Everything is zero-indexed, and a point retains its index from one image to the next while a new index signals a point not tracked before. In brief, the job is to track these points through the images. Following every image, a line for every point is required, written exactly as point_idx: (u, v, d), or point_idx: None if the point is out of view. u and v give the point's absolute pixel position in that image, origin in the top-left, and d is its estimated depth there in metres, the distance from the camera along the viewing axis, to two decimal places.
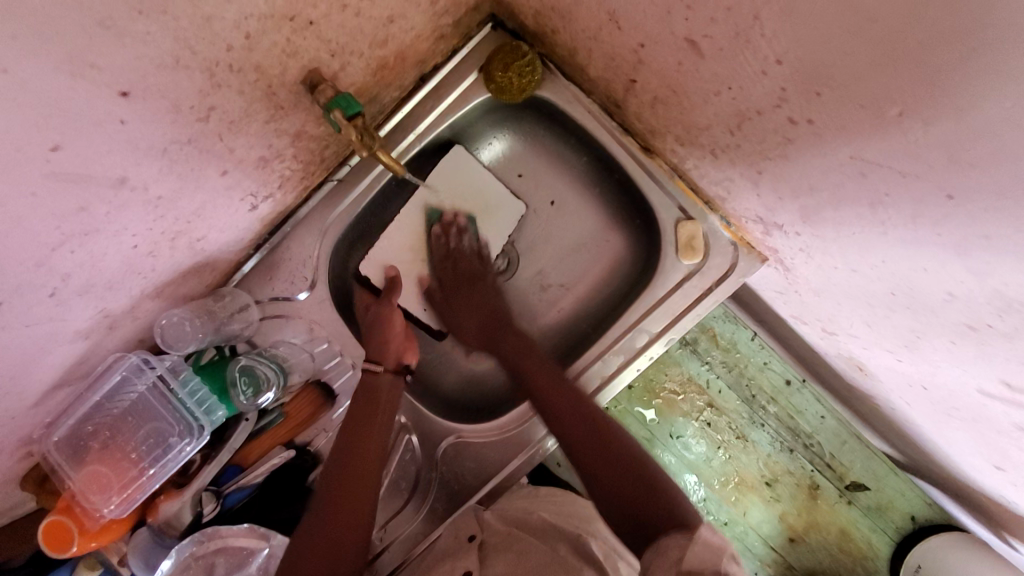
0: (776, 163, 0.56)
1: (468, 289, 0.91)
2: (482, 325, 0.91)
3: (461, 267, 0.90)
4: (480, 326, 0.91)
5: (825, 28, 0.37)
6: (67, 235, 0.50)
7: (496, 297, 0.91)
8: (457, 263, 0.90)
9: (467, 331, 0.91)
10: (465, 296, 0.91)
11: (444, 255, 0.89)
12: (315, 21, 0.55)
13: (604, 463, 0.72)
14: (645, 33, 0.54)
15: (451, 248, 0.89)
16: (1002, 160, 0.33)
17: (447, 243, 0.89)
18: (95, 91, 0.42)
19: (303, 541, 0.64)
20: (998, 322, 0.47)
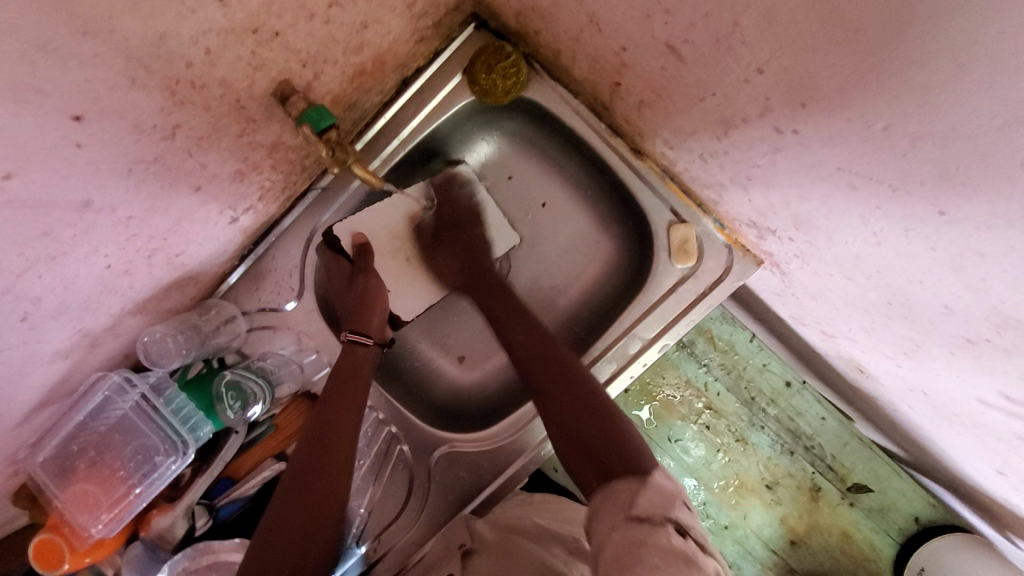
0: (765, 171, 0.53)
1: (456, 234, 0.85)
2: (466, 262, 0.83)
3: (457, 212, 0.85)
4: (463, 267, 0.84)
5: (808, 36, 0.35)
6: (33, 261, 0.48)
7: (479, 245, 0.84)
8: (454, 211, 0.85)
9: (447, 269, 0.85)
10: (452, 236, 0.85)
11: (441, 182, 0.85)
12: (281, 32, 0.53)
13: (561, 393, 0.63)
14: (625, 35, 0.52)
15: (449, 192, 0.85)
16: (998, 177, 0.31)
17: (445, 188, 0.85)
18: (45, 117, 0.40)
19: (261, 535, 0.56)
20: (996, 337, 0.44)
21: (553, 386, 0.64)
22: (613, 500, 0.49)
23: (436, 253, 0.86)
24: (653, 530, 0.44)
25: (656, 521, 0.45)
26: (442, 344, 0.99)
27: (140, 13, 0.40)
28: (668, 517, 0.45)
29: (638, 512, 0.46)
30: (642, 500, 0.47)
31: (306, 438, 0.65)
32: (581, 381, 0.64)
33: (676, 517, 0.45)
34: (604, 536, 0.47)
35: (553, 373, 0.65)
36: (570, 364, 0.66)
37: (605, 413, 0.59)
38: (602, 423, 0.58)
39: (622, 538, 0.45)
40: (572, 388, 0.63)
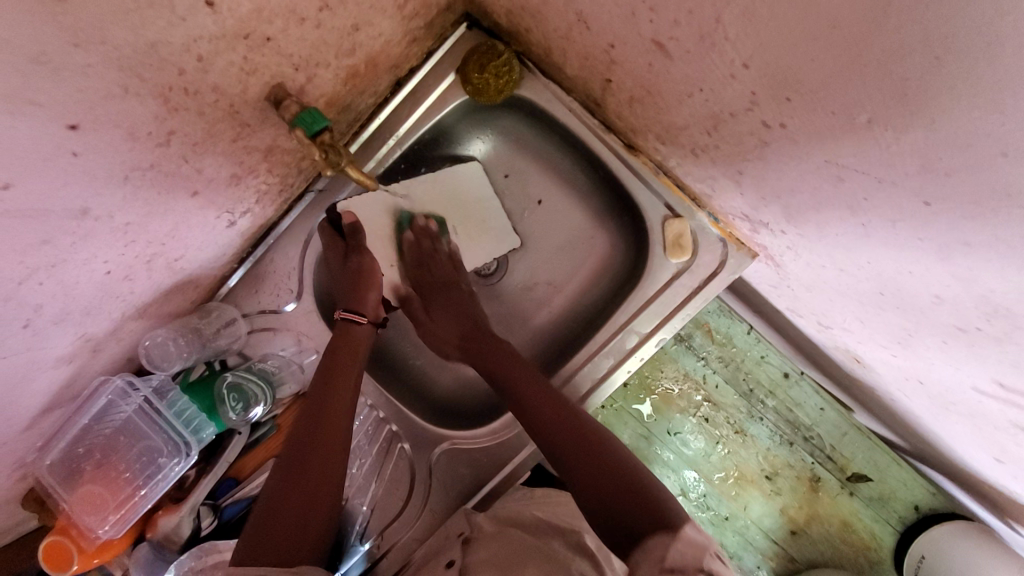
0: (755, 164, 0.54)
1: (442, 293, 0.87)
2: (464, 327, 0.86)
3: (438, 269, 0.87)
4: (463, 336, 0.85)
5: (788, 32, 0.35)
6: (33, 268, 0.49)
7: (481, 313, 0.87)
8: (433, 271, 0.87)
9: (449, 336, 0.86)
10: (445, 297, 0.87)
11: (416, 261, 0.86)
12: (272, 36, 0.54)
13: (580, 450, 0.66)
14: (614, 33, 0.52)
15: (422, 249, 0.86)
16: (976, 168, 0.31)
17: (420, 248, 0.86)
18: (40, 127, 0.40)
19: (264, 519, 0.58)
20: (986, 325, 0.45)
21: (571, 448, 0.66)
22: (645, 556, 0.53)
23: (428, 320, 0.88)
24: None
25: (691, 572, 0.50)
26: None
27: (131, 22, 0.41)
28: (702, 568, 0.50)
29: (670, 564, 0.51)
30: (674, 553, 0.52)
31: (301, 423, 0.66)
32: (598, 441, 0.67)
33: (709, 566, 0.50)
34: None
35: (566, 433, 0.68)
36: (583, 422, 0.69)
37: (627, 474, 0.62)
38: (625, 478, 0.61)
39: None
40: (586, 446, 0.66)
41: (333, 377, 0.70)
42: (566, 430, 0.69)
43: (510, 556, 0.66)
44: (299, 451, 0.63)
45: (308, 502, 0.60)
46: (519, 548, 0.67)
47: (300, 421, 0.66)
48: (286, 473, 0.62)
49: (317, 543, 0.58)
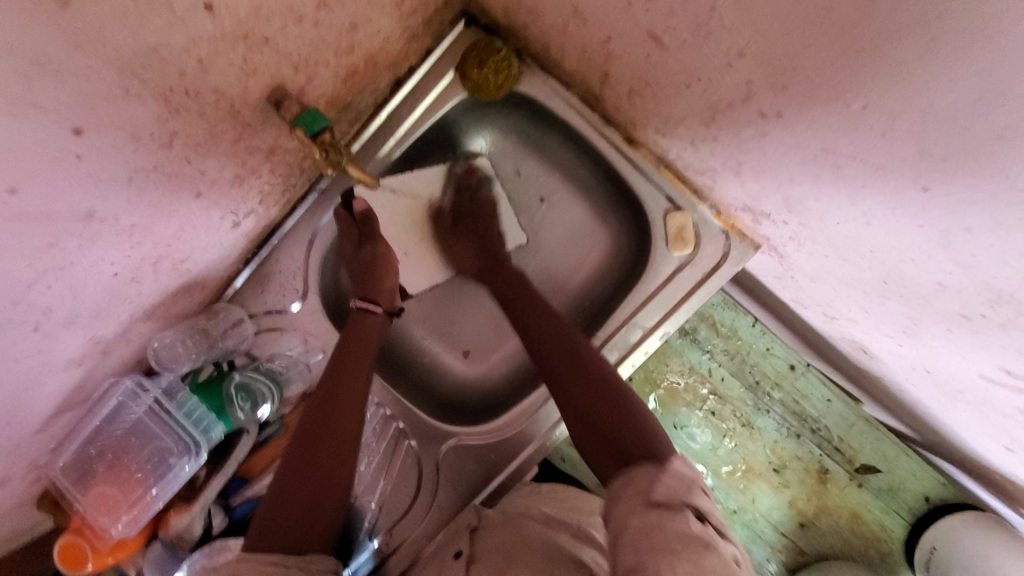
0: (754, 154, 0.54)
1: (472, 223, 0.89)
2: (483, 251, 0.87)
3: (479, 208, 0.89)
4: (479, 267, 0.87)
5: (782, 19, 0.35)
6: (41, 271, 0.50)
7: (495, 238, 0.88)
8: (477, 208, 0.90)
9: (465, 259, 0.88)
10: (470, 224, 0.89)
11: (455, 185, 0.90)
12: (271, 37, 0.54)
13: (579, 378, 0.64)
14: (610, 26, 0.52)
15: (470, 187, 0.89)
16: (973, 149, 0.31)
17: (468, 183, 0.89)
18: (44, 131, 0.41)
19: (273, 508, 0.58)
20: (990, 311, 0.45)
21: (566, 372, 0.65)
22: (630, 484, 0.49)
23: (452, 238, 0.89)
24: (672, 514, 0.44)
25: (675, 505, 0.45)
26: (446, 337, 1.00)
27: (131, 25, 0.41)
28: (687, 502, 0.45)
29: (658, 497, 0.46)
30: (661, 486, 0.47)
31: (311, 415, 0.66)
32: (596, 371, 0.64)
33: (697, 503, 0.45)
34: (622, 521, 0.46)
35: (569, 359, 0.66)
36: (596, 359, 0.66)
37: (626, 404, 0.59)
38: (617, 403, 0.59)
39: (638, 521, 0.44)
40: (583, 373, 0.64)
41: (344, 366, 0.71)
42: (571, 362, 0.66)
43: (518, 543, 0.66)
44: (309, 445, 0.63)
45: (320, 494, 0.60)
46: (527, 537, 0.66)
47: (310, 415, 0.66)
48: (297, 467, 0.61)
49: (324, 536, 0.58)
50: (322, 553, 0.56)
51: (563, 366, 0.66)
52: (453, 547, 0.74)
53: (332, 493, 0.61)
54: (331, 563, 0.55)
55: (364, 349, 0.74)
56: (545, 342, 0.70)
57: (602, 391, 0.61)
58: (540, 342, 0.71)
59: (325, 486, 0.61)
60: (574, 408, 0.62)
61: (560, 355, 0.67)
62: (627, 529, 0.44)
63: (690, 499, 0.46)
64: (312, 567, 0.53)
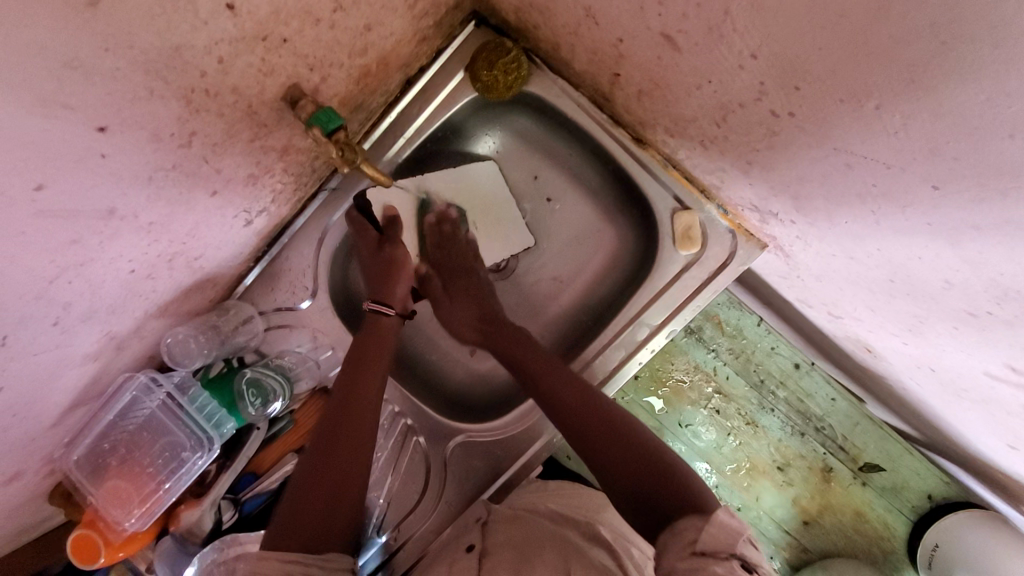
0: (764, 155, 0.54)
1: (464, 280, 0.88)
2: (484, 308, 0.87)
3: (455, 254, 0.88)
4: (481, 319, 0.87)
5: (796, 22, 0.36)
6: (63, 267, 0.51)
7: (492, 292, 0.88)
8: (450, 255, 0.88)
9: (466, 323, 0.87)
10: (463, 282, 0.88)
11: (438, 240, 0.88)
12: (289, 38, 0.55)
13: (614, 448, 0.64)
14: (623, 28, 0.53)
15: (445, 236, 0.87)
16: (982, 151, 0.32)
17: (441, 231, 0.87)
18: (71, 130, 0.42)
19: (291, 506, 0.61)
20: (996, 309, 0.45)
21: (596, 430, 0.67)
22: (676, 538, 0.51)
23: (448, 302, 0.88)
24: (718, 563, 0.46)
25: (721, 555, 0.47)
26: (452, 334, 1.01)
27: (156, 26, 0.42)
28: (733, 553, 0.47)
29: (703, 547, 0.48)
30: (707, 535, 0.49)
31: (326, 420, 0.68)
32: (623, 428, 0.66)
33: (743, 553, 0.47)
34: (672, 566, 0.49)
35: (592, 417, 0.68)
36: (616, 415, 0.68)
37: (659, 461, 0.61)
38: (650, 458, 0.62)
39: (685, 568, 0.47)
40: (612, 429, 0.66)
41: (360, 363, 0.73)
42: (598, 420, 0.68)
43: (530, 540, 0.67)
44: (326, 449, 0.65)
45: (335, 497, 0.62)
46: (536, 535, 0.68)
47: (325, 420, 0.68)
48: (313, 472, 0.63)
49: (341, 534, 0.60)
50: (340, 551, 0.59)
51: (591, 423, 0.68)
52: (463, 542, 0.75)
53: (348, 496, 0.63)
54: (347, 561, 0.59)
55: (379, 352, 0.76)
56: (565, 408, 0.71)
57: (633, 449, 0.63)
58: (559, 401, 0.72)
59: (341, 489, 0.63)
60: (609, 459, 0.64)
61: (586, 415, 0.69)
62: (676, 575, 0.47)
63: (738, 548, 0.48)
64: (330, 565, 0.56)
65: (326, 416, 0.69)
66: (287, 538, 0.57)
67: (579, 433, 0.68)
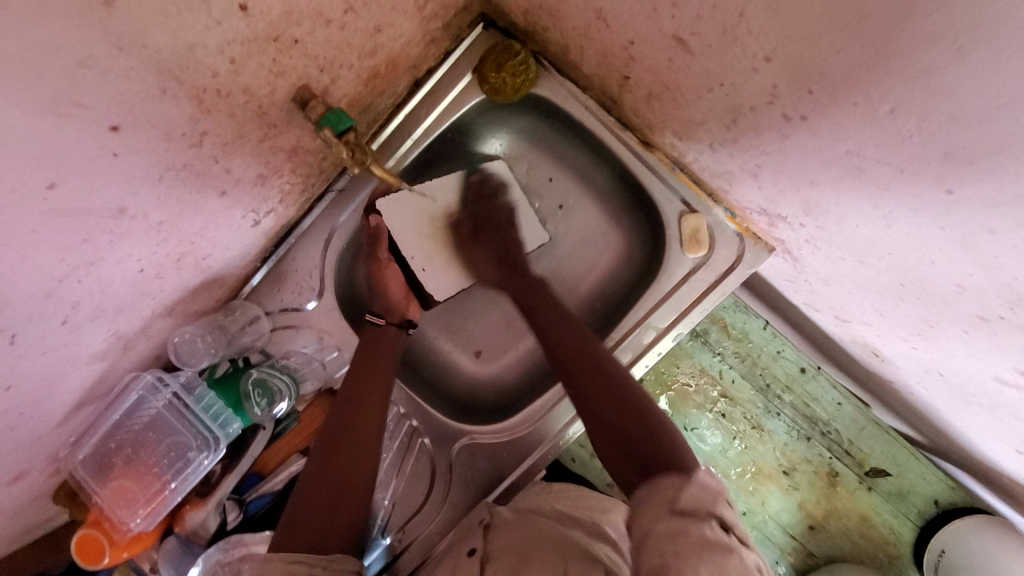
0: (774, 157, 0.54)
1: (492, 233, 0.86)
2: (501, 258, 0.85)
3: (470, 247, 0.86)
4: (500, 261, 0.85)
5: (811, 25, 0.36)
6: (73, 266, 0.51)
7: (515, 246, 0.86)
8: (493, 214, 0.86)
9: (484, 267, 0.86)
10: (489, 234, 0.86)
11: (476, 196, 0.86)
12: (300, 39, 0.55)
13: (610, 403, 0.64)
14: (633, 30, 0.53)
15: (484, 195, 0.86)
16: (1000, 155, 0.32)
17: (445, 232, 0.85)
18: (84, 129, 0.42)
19: (295, 511, 0.60)
20: (1009, 313, 0.45)
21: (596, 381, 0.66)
22: (656, 494, 0.50)
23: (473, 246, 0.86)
24: (696, 521, 0.45)
25: (700, 513, 0.46)
26: (457, 336, 1.01)
27: (169, 25, 0.42)
28: (713, 512, 0.46)
29: (681, 506, 0.47)
30: (687, 493, 0.48)
31: (328, 429, 0.69)
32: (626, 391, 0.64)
33: (721, 513, 0.46)
34: (648, 527, 0.47)
35: (590, 371, 0.68)
36: (613, 364, 0.68)
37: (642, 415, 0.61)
38: (636, 413, 0.61)
39: (665, 528, 0.45)
40: (605, 388, 0.65)
41: (362, 376, 0.75)
42: (593, 373, 0.68)
43: (532, 543, 0.67)
44: (324, 457, 0.65)
45: (337, 495, 0.62)
46: (545, 537, 0.67)
47: (328, 429, 0.69)
48: (315, 475, 0.64)
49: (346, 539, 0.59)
50: (344, 553, 0.57)
51: (588, 381, 0.67)
52: (466, 545, 0.74)
53: (351, 497, 0.62)
54: (353, 564, 0.56)
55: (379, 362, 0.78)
56: (564, 351, 0.72)
57: (624, 402, 0.63)
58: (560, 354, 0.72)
59: (342, 488, 0.63)
60: (595, 416, 0.64)
61: (584, 360, 0.69)
62: (653, 534, 0.46)
63: (716, 509, 0.47)
64: (334, 567, 0.54)
65: (330, 426, 0.69)
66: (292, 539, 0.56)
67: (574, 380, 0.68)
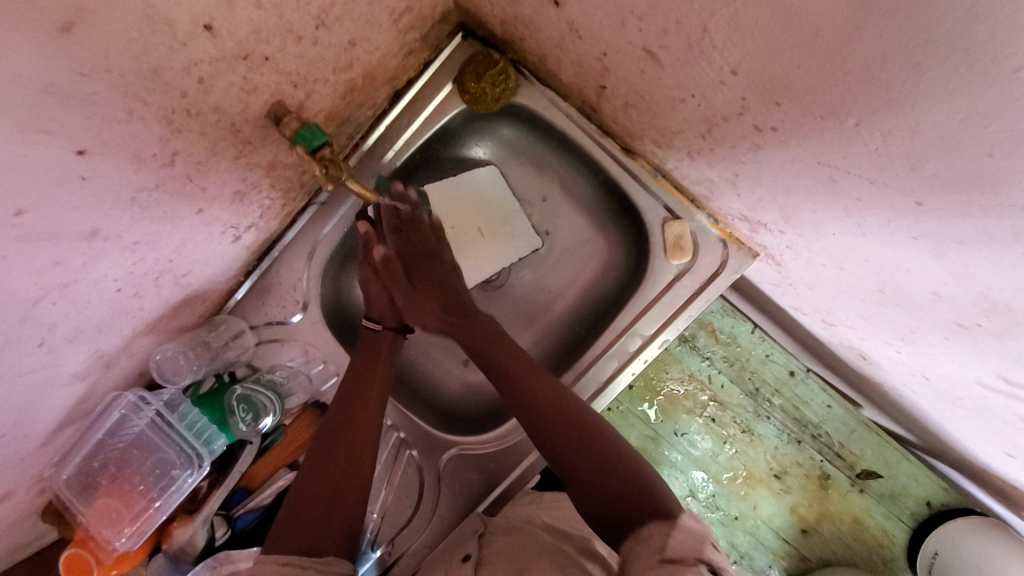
0: (749, 166, 0.54)
1: (430, 265, 0.80)
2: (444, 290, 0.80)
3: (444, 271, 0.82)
4: (444, 308, 0.80)
5: (773, 41, 0.36)
6: (46, 289, 0.50)
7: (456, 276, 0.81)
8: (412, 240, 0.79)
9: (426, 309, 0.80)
10: (428, 268, 0.80)
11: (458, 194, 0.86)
12: (271, 56, 0.55)
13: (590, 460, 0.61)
14: (605, 42, 0.53)
15: (407, 221, 0.79)
16: (962, 169, 0.32)
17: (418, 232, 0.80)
18: (50, 155, 0.41)
19: (292, 512, 0.59)
20: (986, 321, 0.45)
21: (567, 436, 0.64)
22: (643, 546, 0.48)
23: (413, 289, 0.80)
24: (688, 568, 0.44)
25: (688, 561, 0.45)
26: (445, 347, 1.00)
27: (133, 49, 0.42)
28: (701, 557, 0.45)
29: (670, 554, 0.46)
30: (674, 541, 0.47)
31: (323, 434, 0.68)
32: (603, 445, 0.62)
33: (709, 557, 0.45)
34: (639, 574, 0.45)
35: (555, 423, 0.66)
36: (570, 403, 0.68)
37: (622, 462, 0.60)
38: (613, 463, 0.60)
39: (654, 573, 0.44)
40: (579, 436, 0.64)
41: (363, 377, 0.74)
42: (560, 424, 0.66)
43: (524, 549, 0.66)
44: (321, 458, 0.65)
45: (332, 499, 0.61)
46: (534, 545, 0.66)
47: (323, 434, 0.68)
48: (311, 479, 0.63)
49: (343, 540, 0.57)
50: (339, 556, 0.55)
51: (553, 429, 0.66)
52: (461, 552, 0.73)
53: (346, 500, 0.61)
54: (345, 565, 0.54)
55: (376, 363, 0.76)
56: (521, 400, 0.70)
57: (600, 450, 0.62)
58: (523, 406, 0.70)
59: (336, 492, 0.61)
60: (570, 469, 0.62)
61: (540, 412, 0.67)
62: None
63: (703, 553, 0.46)
64: (328, 569, 0.52)
65: (328, 427, 0.69)
66: (286, 541, 0.55)
67: (541, 433, 0.67)
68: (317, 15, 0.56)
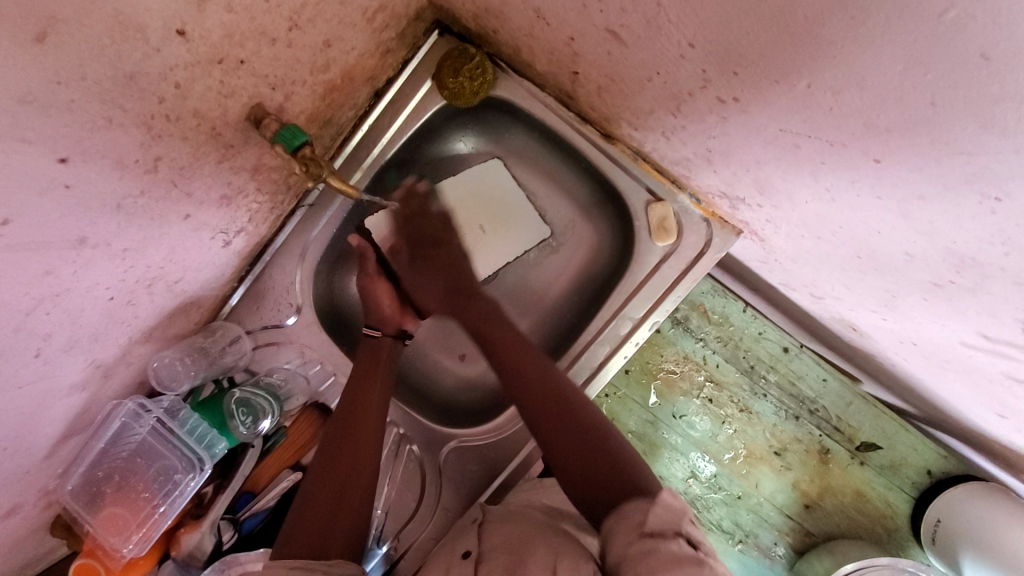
0: (719, 140, 0.55)
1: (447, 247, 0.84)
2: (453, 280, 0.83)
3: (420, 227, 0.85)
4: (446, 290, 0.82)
5: (722, 11, 0.37)
6: (38, 298, 0.51)
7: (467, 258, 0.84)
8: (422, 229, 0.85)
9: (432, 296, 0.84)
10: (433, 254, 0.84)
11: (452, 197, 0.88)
12: (246, 59, 0.56)
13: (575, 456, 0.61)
14: (570, 26, 0.54)
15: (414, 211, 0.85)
16: (906, 123, 0.33)
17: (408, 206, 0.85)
18: (32, 164, 0.42)
19: (301, 508, 0.61)
20: (957, 278, 0.45)
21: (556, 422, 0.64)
22: (624, 522, 0.51)
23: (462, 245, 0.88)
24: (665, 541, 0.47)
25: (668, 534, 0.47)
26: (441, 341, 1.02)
27: (108, 57, 0.43)
28: (681, 532, 0.48)
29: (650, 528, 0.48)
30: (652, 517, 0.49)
31: (324, 441, 0.69)
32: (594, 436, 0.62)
33: (687, 531, 0.48)
34: (623, 552, 0.48)
35: (545, 383, 0.68)
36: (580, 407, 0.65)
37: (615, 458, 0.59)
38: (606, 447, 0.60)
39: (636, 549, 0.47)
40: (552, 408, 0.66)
41: (362, 374, 0.76)
42: (548, 403, 0.66)
43: (522, 535, 0.63)
44: (326, 458, 0.66)
45: (337, 506, 0.61)
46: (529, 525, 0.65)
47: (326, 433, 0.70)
48: (318, 479, 0.64)
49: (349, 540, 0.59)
50: (348, 551, 0.58)
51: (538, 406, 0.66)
52: (461, 547, 0.70)
53: (350, 503, 0.62)
54: (355, 564, 0.56)
55: (374, 366, 0.77)
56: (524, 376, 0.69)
57: (584, 434, 0.62)
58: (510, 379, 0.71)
59: (339, 501, 0.62)
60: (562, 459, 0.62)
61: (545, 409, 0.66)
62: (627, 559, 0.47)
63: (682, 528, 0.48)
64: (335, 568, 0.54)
65: (335, 420, 0.71)
66: (296, 541, 0.57)
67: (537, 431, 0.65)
68: (289, 17, 0.57)
